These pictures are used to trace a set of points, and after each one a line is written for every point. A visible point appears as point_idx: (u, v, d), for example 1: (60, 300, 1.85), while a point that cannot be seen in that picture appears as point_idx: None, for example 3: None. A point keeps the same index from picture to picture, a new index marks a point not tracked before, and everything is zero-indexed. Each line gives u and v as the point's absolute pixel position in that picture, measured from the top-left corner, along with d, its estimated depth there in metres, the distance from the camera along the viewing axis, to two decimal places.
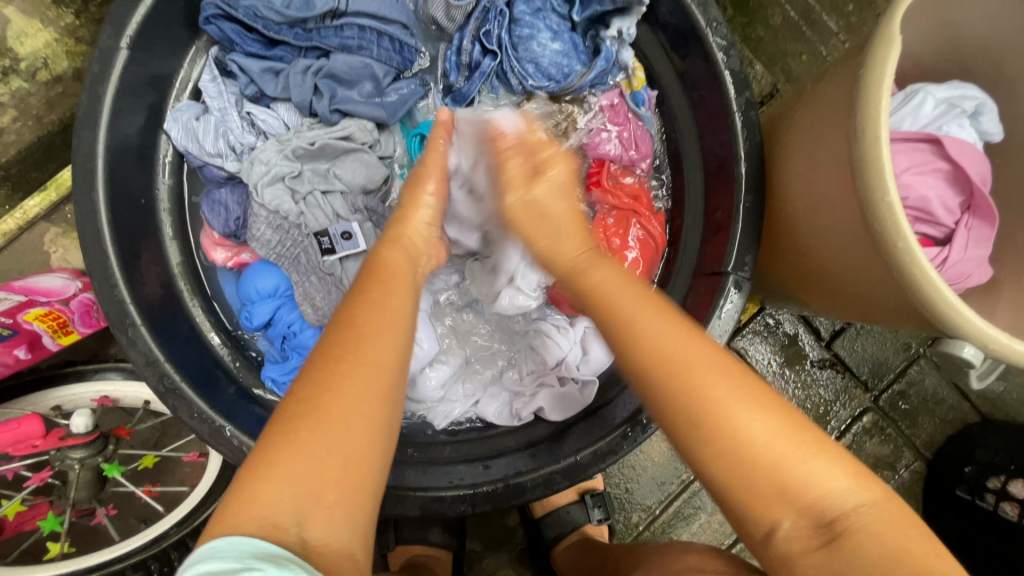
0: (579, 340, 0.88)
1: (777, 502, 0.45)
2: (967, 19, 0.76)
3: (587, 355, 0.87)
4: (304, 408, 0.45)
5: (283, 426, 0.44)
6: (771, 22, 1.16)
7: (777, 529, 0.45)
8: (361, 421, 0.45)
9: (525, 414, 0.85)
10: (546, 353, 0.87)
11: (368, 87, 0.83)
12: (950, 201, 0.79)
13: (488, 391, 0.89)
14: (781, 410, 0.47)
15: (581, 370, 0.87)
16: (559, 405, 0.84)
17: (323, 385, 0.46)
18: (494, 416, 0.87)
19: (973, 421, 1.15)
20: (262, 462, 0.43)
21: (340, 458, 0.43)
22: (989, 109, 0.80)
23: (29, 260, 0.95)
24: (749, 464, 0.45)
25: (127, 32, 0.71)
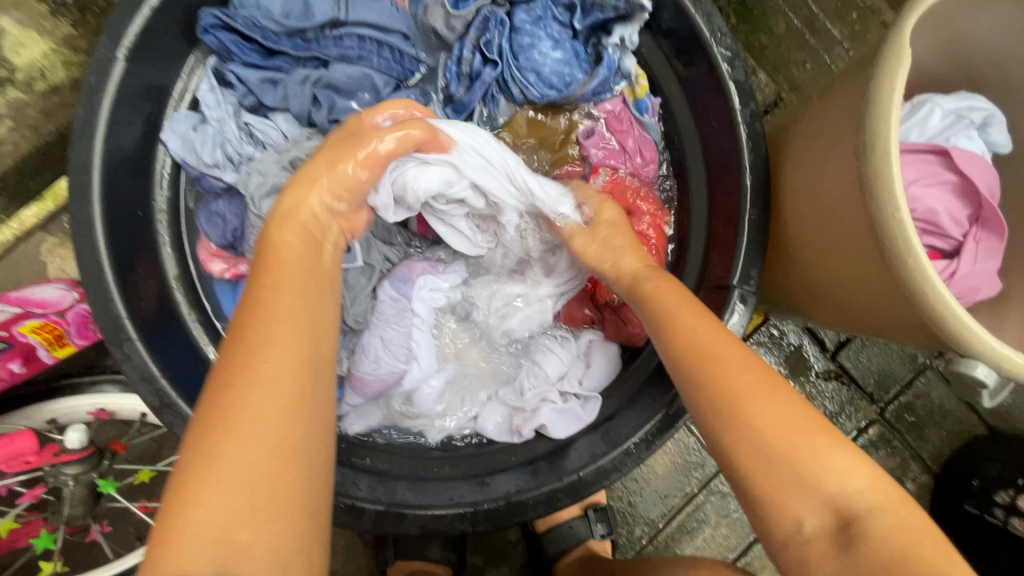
0: (583, 353, 0.87)
1: (806, 514, 0.48)
2: (974, 30, 0.75)
3: (590, 369, 0.86)
4: (218, 419, 0.47)
5: (200, 444, 0.47)
6: (774, 30, 1.15)
7: (805, 537, 0.48)
8: (285, 433, 0.48)
9: (525, 431, 0.82)
10: (546, 368, 0.85)
11: (367, 96, 0.82)
12: (958, 214, 0.78)
13: (488, 406, 0.86)
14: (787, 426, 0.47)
15: (584, 385, 0.85)
16: (559, 421, 0.82)
17: (222, 404, 0.48)
18: (493, 431, 0.85)
19: (981, 434, 1.14)
20: (200, 465, 0.45)
21: (266, 468, 0.46)
22: (998, 121, 0.79)
23: (26, 271, 0.95)
24: (797, 466, 0.49)
25: (125, 43, 0.71)
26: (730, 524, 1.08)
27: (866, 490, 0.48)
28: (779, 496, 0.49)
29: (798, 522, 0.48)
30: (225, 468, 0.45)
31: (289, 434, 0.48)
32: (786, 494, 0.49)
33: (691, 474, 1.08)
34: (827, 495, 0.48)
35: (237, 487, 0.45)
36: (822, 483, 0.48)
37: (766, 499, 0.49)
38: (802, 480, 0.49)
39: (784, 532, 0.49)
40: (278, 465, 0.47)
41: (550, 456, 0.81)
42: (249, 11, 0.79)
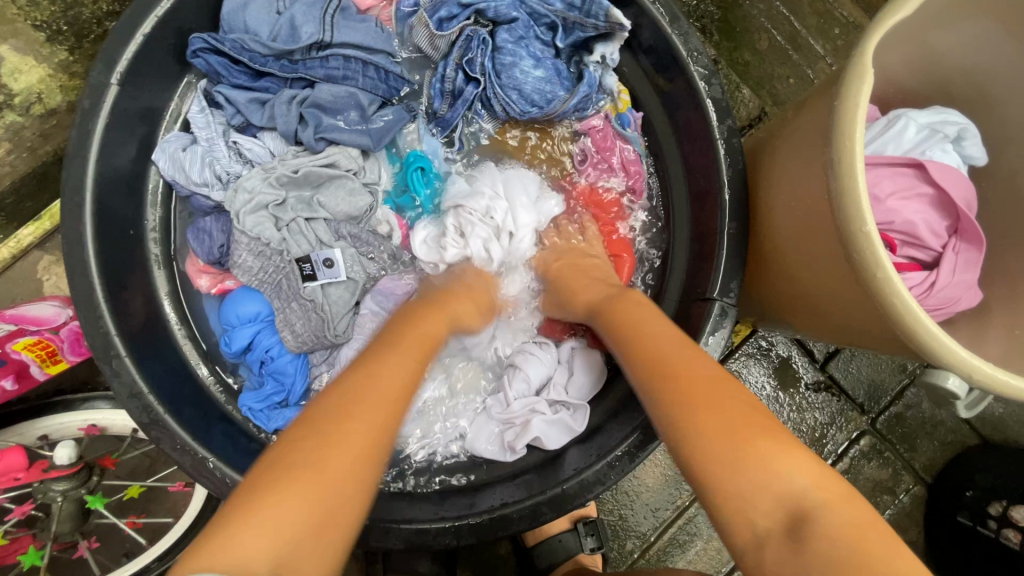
0: (565, 361, 0.88)
1: (760, 514, 0.46)
2: (945, 46, 0.77)
3: (573, 377, 0.86)
4: (286, 454, 0.48)
5: (284, 467, 0.47)
6: (757, 46, 1.18)
7: (760, 542, 0.46)
8: (353, 468, 0.48)
9: (518, 447, 0.81)
10: (531, 376, 0.85)
11: (353, 115, 0.83)
12: (936, 225, 0.79)
13: (475, 422, 0.86)
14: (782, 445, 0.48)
15: (570, 394, 0.85)
16: (551, 433, 0.82)
17: (315, 437, 0.49)
18: (482, 446, 0.84)
19: (973, 444, 1.14)
20: (259, 496, 0.45)
21: (332, 501, 0.46)
22: (972, 134, 0.81)
23: (23, 289, 0.97)
24: (737, 428, 0.50)
25: (118, 68, 0.73)
26: (722, 537, 1.08)
27: (813, 489, 0.46)
28: (744, 490, 0.47)
29: (750, 521, 0.46)
30: (285, 502, 0.44)
31: (360, 475, 0.48)
32: (746, 490, 0.47)
33: (682, 486, 1.08)
34: (790, 495, 0.46)
35: (299, 524, 0.44)
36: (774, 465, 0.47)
37: (736, 496, 0.47)
38: (747, 443, 0.49)
39: (744, 538, 0.46)
40: (332, 508, 0.45)
41: (543, 466, 0.81)
42: (238, 34, 0.82)
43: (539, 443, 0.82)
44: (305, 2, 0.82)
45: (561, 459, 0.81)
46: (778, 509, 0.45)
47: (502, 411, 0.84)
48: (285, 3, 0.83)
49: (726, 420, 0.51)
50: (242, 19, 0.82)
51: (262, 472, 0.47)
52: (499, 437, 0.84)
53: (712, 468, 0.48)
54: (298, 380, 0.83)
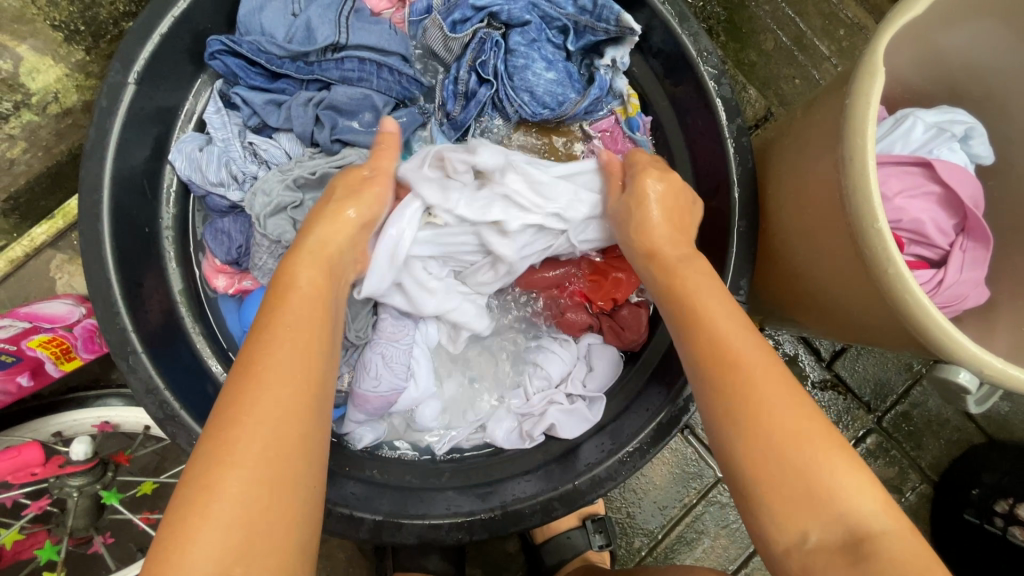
0: (584, 356, 0.88)
1: (818, 528, 0.47)
2: (953, 47, 0.78)
3: (592, 371, 0.86)
4: (222, 440, 0.46)
5: (206, 464, 0.45)
6: (763, 47, 1.19)
7: (809, 548, 0.48)
8: (273, 456, 0.46)
9: (536, 435, 0.83)
10: (549, 371, 0.85)
11: (368, 116, 0.85)
12: (943, 223, 0.80)
13: (494, 417, 0.86)
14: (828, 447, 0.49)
15: (587, 386, 0.86)
16: (566, 422, 0.83)
17: (231, 424, 0.47)
18: (503, 439, 0.85)
19: (979, 442, 1.14)
20: (196, 494, 0.44)
21: (259, 494, 0.45)
22: (979, 133, 0.81)
23: (36, 287, 0.98)
24: (791, 448, 0.49)
25: (135, 68, 0.74)
26: (729, 535, 1.08)
27: (879, 513, 0.47)
28: (785, 506, 0.49)
29: (803, 533, 0.48)
30: (217, 507, 0.43)
31: (300, 453, 0.48)
32: (792, 507, 0.48)
33: (690, 484, 1.09)
34: (809, 526, 0.48)
35: (236, 518, 0.44)
36: (826, 480, 0.48)
37: (772, 510, 0.49)
38: (792, 458, 0.49)
39: (783, 544, 0.49)
40: (273, 489, 0.45)
41: (562, 458, 0.82)
42: (254, 36, 0.82)
43: (554, 431, 0.83)
44: (320, 3, 0.83)
45: (578, 451, 0.82)
46: (819, 527, 0.47)
47: (522, 404, 0.85)
48: (300, 5, 0.84)
49: (790, 440, 0.50)
50: (259, 22, 0.83)
51: (199, 458, 0.46)
52: (518, 426, 0.85)
53: (760, 481, 0.50)
54: None
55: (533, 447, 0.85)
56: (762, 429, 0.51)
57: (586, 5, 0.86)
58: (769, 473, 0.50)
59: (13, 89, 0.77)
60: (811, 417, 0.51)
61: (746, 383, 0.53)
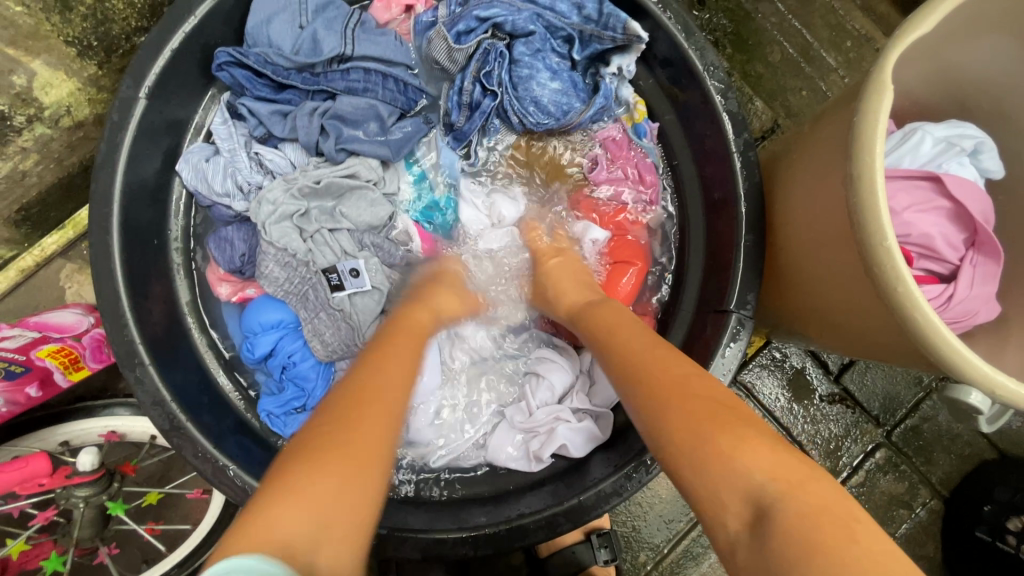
0: (587, 369, 0.88)
1: (730, 516, 0.43)
2: (962, 62, 0.78)
3: (596, 385, 0.86)
4: (334, 426, 0.47)
5: (316, 441, 0.45)
6: (770, 59, 1.19)
7: (732, 540, 0.42)
8: (359, 439, 0.46)
9: (543, 455, 0.82)
10: (553, 384, 0.86)
11: (373, 126, 0.85)
12: (953, 238, 0.79)
13: (497, 433, 0.86)
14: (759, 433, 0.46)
15: (593, 401, 0.86)
16: (575, 440, 0.82)
17: (355, 420, 0.48)
18: (509, 458, 0.84)
19: (990, 458, 1.12)
20: (301, 476, 0.42)
21: (346, 481, 0.43)
22: (989, 147, 0.81)
23: (46, 297, 0.99)
24: (706, 415, 0.49)
25: (146, 82, 0.75)
26: None
27: (820, 480, 0.43)
28: (783, 477, 0.43)
29: (724, 504, 0.43)
30: (317, 475, 0.42)
31: (375, 450, 0.46)
32: (706, 470, 0.45)
33: None
34: (755, 482, 0.42)
35: (343, 497, 0.42)
36: (751, 442, 0.45)
37: (704, 481, 0.45)
38: (719, 420, 0.48)
39: (724, 528, 0.43)
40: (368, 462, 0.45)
41: (566, 474, 0.82)
42: (261, 48, 0.83)
43: (565, 451, 0.83)
44: (326, 16, 0.84)
45: (585, 468, 0.82)
46: (739, 495, 0.42)
47: (525, 419, 0.85)
48: (306, 16, 0.83)
49: (699, 407, 0.49)
50: (266, 34, 0.83)
51: (297, 445, 0.46)
52: (523, 442, 0.85)
53: (689, 464, 0.46)
54: (320, 385, 0.84)
55: (540, 469, 0.84)
56: (683, 399, 0.51)
57: (591, 14, 0.87)
58: (694, 441, 0.47)
59: (27, 103, 0.77)
60: (734, 394, 0.51)
61: (676, 374, 0.54)
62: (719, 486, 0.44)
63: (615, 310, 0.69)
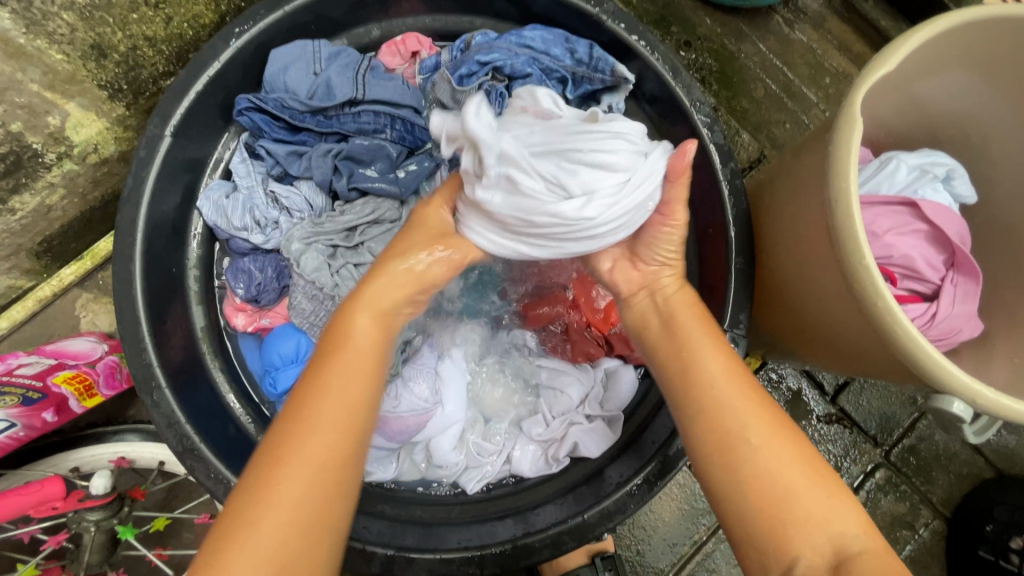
0: (601, 380, 0.91)
1: (806, 549, 0.50)
2: (932, 98, 0.84)
3: (608, 393, 0.89)
4: (284, 440, 0.52)
5: (247, 509, 0.49)
6: (754, 94, 1.26)
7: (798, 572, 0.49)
8: (324, 471, 0.51)
9: (562, 458, 0.86)
10: (569, 393, 0.88)
11: (383, 164, 0.90)
12: (933, 259, 0.84)
13: (518, 450, 0.88)
14: (827, 486, 0.53)
15: (604, 407, 0.89)
16: (589, 441, 0.86)
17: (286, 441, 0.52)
18: (532, 469, 0.87)
19: (989, 476, 1.14)
20: (246, 511, 0.49)
21: (309, 513, 0.49)
22: (960, 174, 0.87)
23: (60, 325, 1.03)
24: (755, 464, 0.54)
25: (171, 121, 0.80)
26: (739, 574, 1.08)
27: (860, 534, 0.51)
28: (773, 527, 0.51)
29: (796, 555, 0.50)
30: (277, 515, 0.48)
31: (330, 480, 0.51)
32: (787, 526, 0.51)
33: (699, 521, 1.08)
34: (833, 536, 0.50)
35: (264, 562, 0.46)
36: (799, 509, 0.51)
37: (748, 523, 0.53)
38: (732, 443, 0.56)
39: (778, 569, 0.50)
40: (325, 478, 0.51)
41: (589, 478, 0.84)
42: (279, 95, 0.89)
43: (579, 452, 0.86)
44: (339, 63, 0.90)
45: (602, 473, 0.84)
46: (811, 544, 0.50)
47: (543, 431, 0.88)
48: (320, 64, 0.89)
49: (728, 440, 0.56)
50: (283, 81, 0.88)
51: (260, 458, 0.52)
52: (543, 452, 0.88)
53: (747, 491, 0.53)
54: None
55: (560, 471, 0.87)
56: (737, 455, 0.55)
57: (583, 58, 0.93)
58: (760, 505, 0.52)
59: (58, 142, 0.82)
60: (774, 447, 0.55)
61: (718, 419, 0.58)
62: (792, 535, 0.50)
63: (690, 319, 0.67)
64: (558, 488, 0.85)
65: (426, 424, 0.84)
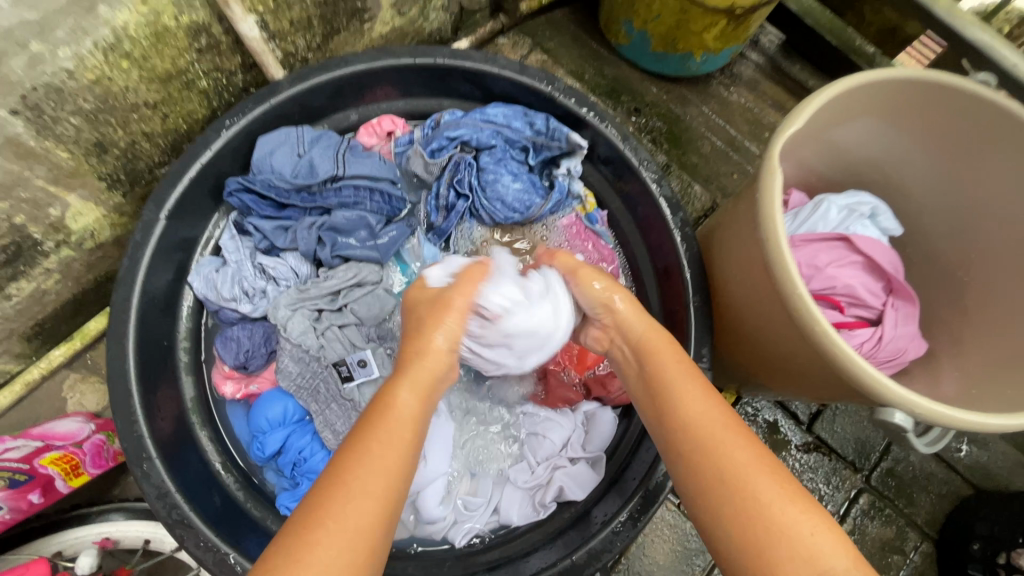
0: (582, 423, 0.94)
1: None
2: (851, 145, 0.94)
3: (589, 435, 0.93)
4: (307, 518, 0.49)
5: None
6: (701, 150, 1.39)
7: None
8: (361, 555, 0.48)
9: (548, 503, 0.88)
10: (551, 438, 0.92)
11: (364, 233, 0.98)
12: (873, 287, 0.92)
13: (505, 498, 0.90)
14: (823, 521, 0.53)
15: (586, 449, 0.92)
16: (574, 483, 0.88)
17: (311, 522, 0.48)
18: (520, 516, 0.88)
19: (968, 493, 1.18)
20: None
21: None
22: (883, 210, 0.97)
23: (47, 407, 1.05)
24: (733, 498, 0.55)
25: (166, 206, 0.87)
26: None
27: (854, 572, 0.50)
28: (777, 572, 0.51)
29: None
30: None
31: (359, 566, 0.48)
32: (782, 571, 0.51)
33: (693, 562, 1.09)
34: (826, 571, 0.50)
35: None
36: (790, 546, 0.51)
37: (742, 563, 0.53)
38: (711, 474, 0.57)
39: None
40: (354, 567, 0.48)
41: (574, 522, 0.86)
42: (266, 176, 0.96)
43: (564, 495, 0.88)
44: (321, 145, 0.98)
45: (589, 514, 0.86)
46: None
47: (529, 478, 0.90)
48: (304, 146, 0.97)
49: (713, 484, 0.57)
50: (269, 163, 0.96)
51: (295, 522, 0.49)
52: (530, 499, 0.89)
53: (735, 530, 0.54)
54: None
55: (548, 516, 0.89)
56: (726, 491, 0.56)
57: (540, 129, 1.03)
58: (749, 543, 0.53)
59: (58, 231, 0.88)
60: (758, 480, 0.55)
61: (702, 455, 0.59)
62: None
63: (670, 354, 0.69)
64: (546, 534, 0.87)
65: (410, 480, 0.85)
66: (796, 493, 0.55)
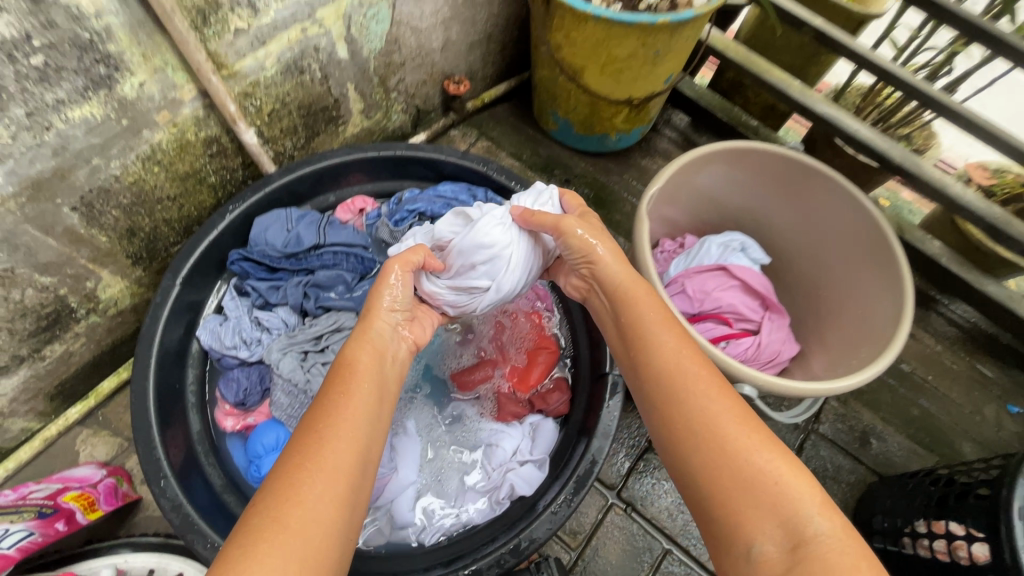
0: (530, 432, 1.13)
1: (767, 527, 0.57)
2: (718, 193, 1.23)
3: (535, 441, 1.11)
4: (296, 457, 0.60)
5: (276, 506, 0.55)
6: (623, 209, 1.68)
7: (755, 555, 0.57)
8: (344, 484, 0.60)
9: (502, 499, 1.03)
10: (504, 446, 1.10)
11: (342, 288, 1.22)
12: (750, 304, 1.17)
13: (466, 500, 1.07)
14: (789, 461, 0.61)
15: (533, 453, 1.09)
16: (522, 480, 1.04)
17: (299, 463, 0.59)
18: (480, 514, 1.05)
19: (873, 480, 1.37)
20: (276, 507, 0.55)
21: (331, 514, 0.57)
22: (751, 245, 1.23)
23: (61, 460, 1.19)
24: (703, 435, 0.65)
25: (181, 274, 1.09)
26: None
27: (816, 508, 0.57)
28: (746, 501, 0.59)
29: (759, 524, 0.58)
30: (299, 516, 0.55)
31: (342, 493, 0.59)
32: (752, 500, 0.59)
33: (642, 560, 1.24)
34: (797, 500, 0.57)
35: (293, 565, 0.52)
36: (756, 472, 0.60)
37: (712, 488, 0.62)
38: (685, 420, 0.67)
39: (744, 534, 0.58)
40: (339, 492, 0.59)
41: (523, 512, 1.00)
42: (260, 248, 1.18)
43: (515, 491, 1.03)
44: (306, 221, 1.22)
45: (535, 505, 0.99)
46: (769, 512, 0.58)
47: (486, 481, 1.08)
48: (292, 222, 1.21)
49: (686, 431, 0.67)
50: (263, 238, 1.18)
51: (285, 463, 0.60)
52: (488, 499, 1.06)
53: (707, 463, 0.63)
54: None
55: (502, 512, 1.04)
56: (696, 431, 0.66)
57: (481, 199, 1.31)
58: (714, 470, 0.62)
59: (89, 300, 1.08)
60: (727, 420, 0.65)
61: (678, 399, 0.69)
62: (742, 504, 0.59)
63: (642, 313, 0.82)
64: (502, 525, 1.01)
65: (386, 487, 1.04)
66: (762, 436, 0.64)
